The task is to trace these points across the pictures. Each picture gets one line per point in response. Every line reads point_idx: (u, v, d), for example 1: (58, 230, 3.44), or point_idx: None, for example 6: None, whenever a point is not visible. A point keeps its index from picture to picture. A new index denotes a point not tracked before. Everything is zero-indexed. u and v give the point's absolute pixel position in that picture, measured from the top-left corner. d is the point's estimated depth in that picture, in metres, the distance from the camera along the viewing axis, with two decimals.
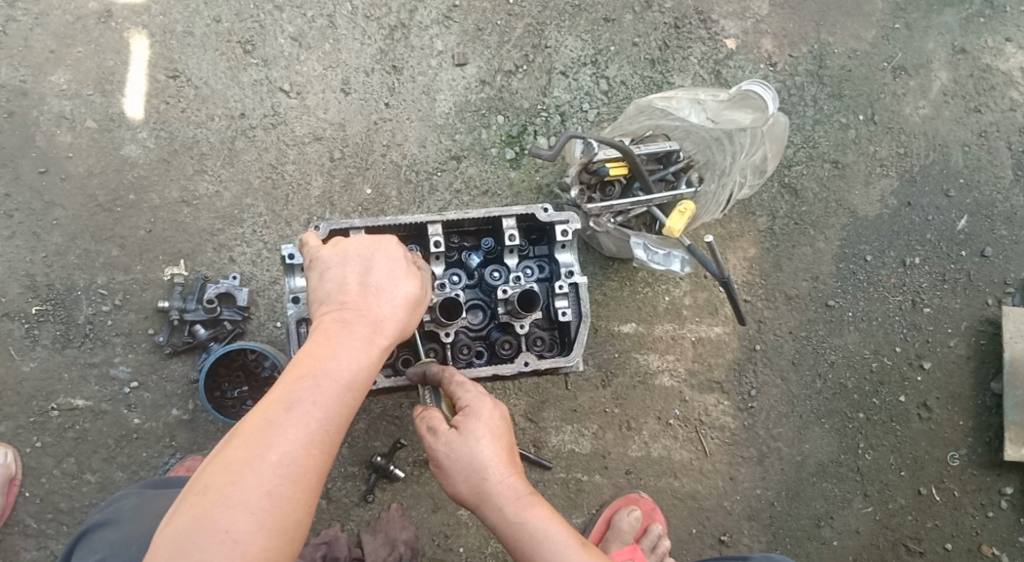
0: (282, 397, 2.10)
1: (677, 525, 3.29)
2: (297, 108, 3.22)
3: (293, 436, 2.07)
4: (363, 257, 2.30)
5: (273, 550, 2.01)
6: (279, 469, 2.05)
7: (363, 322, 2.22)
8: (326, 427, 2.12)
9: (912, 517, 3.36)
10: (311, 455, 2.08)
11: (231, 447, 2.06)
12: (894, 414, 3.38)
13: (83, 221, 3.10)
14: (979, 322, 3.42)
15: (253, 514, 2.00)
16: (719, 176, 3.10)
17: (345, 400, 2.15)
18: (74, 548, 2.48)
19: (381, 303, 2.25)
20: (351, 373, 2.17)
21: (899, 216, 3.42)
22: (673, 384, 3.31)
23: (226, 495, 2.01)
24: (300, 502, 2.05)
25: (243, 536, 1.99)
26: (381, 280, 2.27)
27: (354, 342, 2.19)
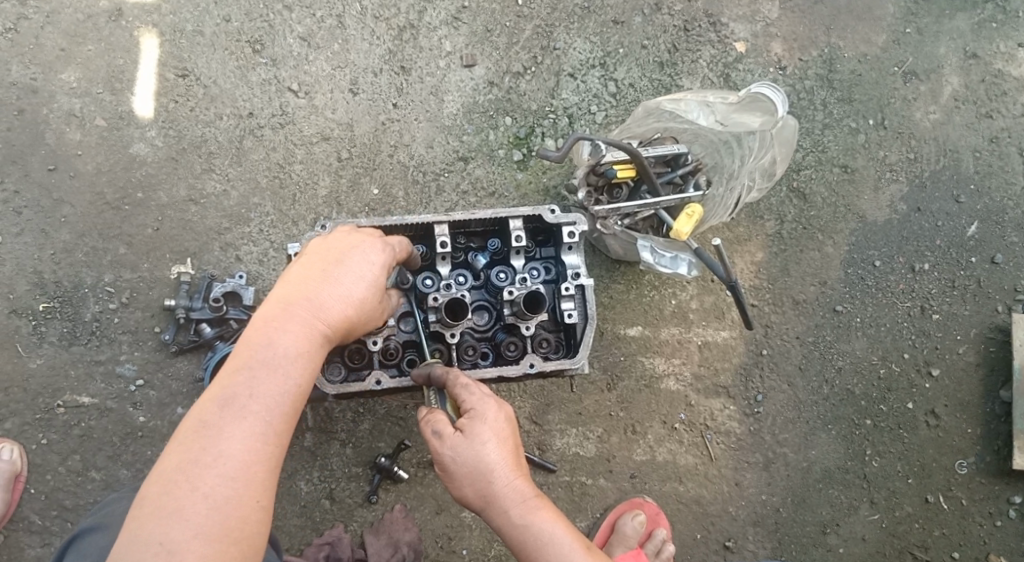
0: (214, 397, 2.12)
1: (682, 530, 3.27)
2: (305, 107, 3.22)
3: (228, 434, 2.09)
4: (328, 250, 2.32)
5: (216, 551, 2.01)
6: (216, 468, 2.06)
7: (304, 313, 2.23)
8: (266, 421, 2.13)
9: (919, 525, 3.33)
10: (251, 450, 2.09)
11: (168, 453, 2.08)
12: (901, 421, 3.36)
13: (91, 219, 3.11)
14: (988, 329, 3.39)
15: (191, 516, 2.01)
16: (727, 179, 3.10)
17: (284, 392, 2.16)
18: (64, 552, 2.46)
19: (325, 292, 2.26)
20: (287, 367, 2.17)
21: (909, 221, 3.40)
22: (679, 388, 3.29)
23: (163, 500, 2.03)
24: (243, 499, 2.06)
25: (183, 538, 1.99)
26: (325, 271, 2.28)
27: (292, 333, 2.20)
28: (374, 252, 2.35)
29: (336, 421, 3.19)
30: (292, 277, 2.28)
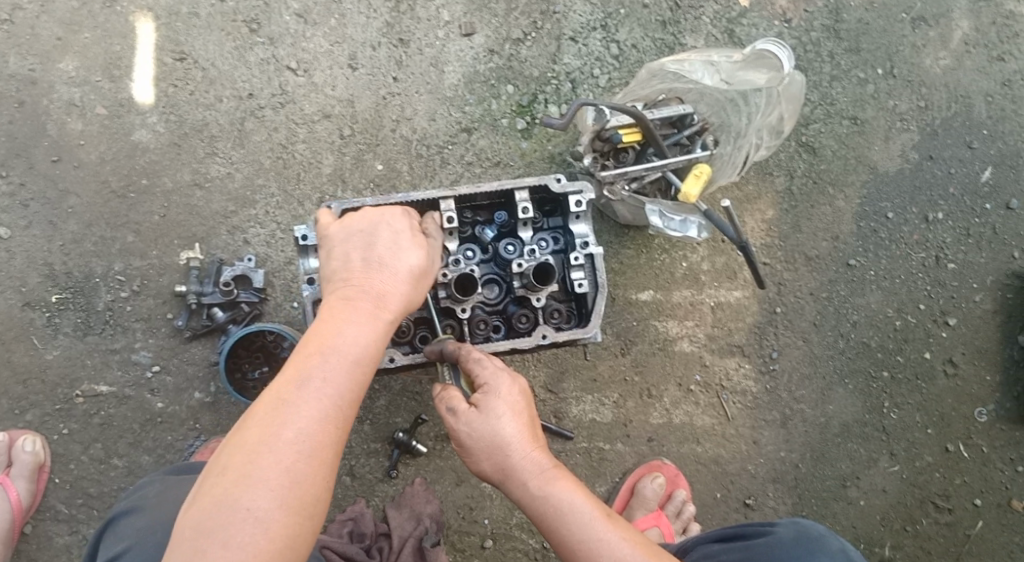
0: (295, 373, 2.13)
1: (701, 490, 3.28)
2: (305, 85, 3.19)
3: (308, 410, 2.10)
4: (373, 230, 2.33)
5: (295, 524, 2.03)
6: (296, 443, 2.07)
7: (372, 297, 2.25)
8: (342, 400, 2.14)
9: (941, 474, 3.32)
10: (328, 428, 2.11)
11: (248, 425, 2.09)
12: (919, 371, 3.34)
13: (98, 208, 3.11)
14: (1005, 275, 3.36)
15: (274, 487, 2.03)
16: (734, 138, 3.04)
17: (357, 374, 2.18)
18: (99, 537, 2.49)
19: (391, 277, 2.28)
20: (364, 348, 2.20)
21: (922, 170, 3.35)
22: (693, 349, 3.28)
23: (247, 469, 2.03)
24: (319, 475, 2.08)
25: (266, 509, 2.01)
26: (382, 254, 2.30)
27: (363, 316, 2.22)
28: (411, 231, 2.35)
29: None
30: (359, 257, 2.29)
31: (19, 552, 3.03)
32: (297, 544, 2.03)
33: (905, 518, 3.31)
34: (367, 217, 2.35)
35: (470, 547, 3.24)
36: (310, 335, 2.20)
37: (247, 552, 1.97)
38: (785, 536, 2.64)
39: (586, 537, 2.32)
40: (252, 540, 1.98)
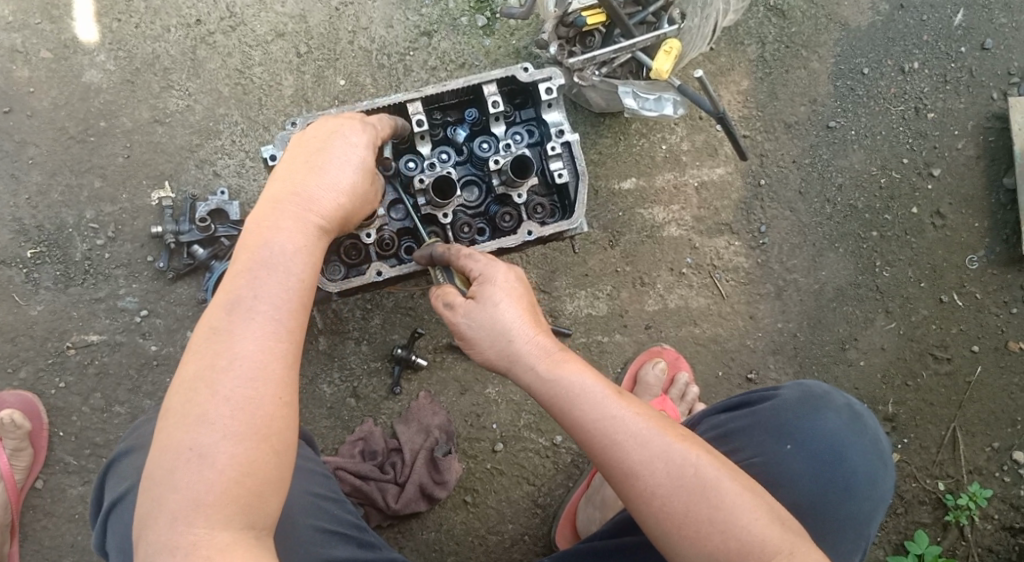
0: (221, 304, 2.07)
1: (703, 370, 3.28)
2: (253, 5, 3.08)
3: (237, 338, 2.04)
4: (313, 141, 2.27)
5: (246, 450, 1.98)
6: (232, 372, 2.01)
7: (295, 215, 2.18)
8: (274, 321, 2.07)
9: (937, 326, 3.33)
10: (264, 351, 2.04)
11: (187, 363, 2.05)
12: (908, 227, 3.32)
13: (59, 156, 3.02)
14: (986, 119, 3.32)
15: (217, 420, 1.98)
16: (701, 8, 2.97)
17: (287, 292, 2.11)
18: (104, 479, 2.48)
19: (310, 188, 2.21)
20: (289, 267, 2.13)
21: (893, 21, 3.28)
22: (681, 233, 3.25)
23: (188, 408, 2.00)
24: (263, 398, 2.01)
25: (212, 443, 1.97)
26: (315, 164, 2.24)
27: (288, 233, 2.15)
28: (359, 136, 2.30)
29: (346, 321, 3.18)
30: (282, 173, 2.23)
31: (34, 508, 3.04)
32: (254, 468, 1.98)
33: (905, 373, 3.34)
34: (309, 131, 2.30)
35: (482, 452, 3.25)
36: (234, 265, 2.13)
37: (200, 488, 1.95)
38: (791, 395, 2.71)
39: (601, 414, 2.30)
40: (203, 477, 1.96)
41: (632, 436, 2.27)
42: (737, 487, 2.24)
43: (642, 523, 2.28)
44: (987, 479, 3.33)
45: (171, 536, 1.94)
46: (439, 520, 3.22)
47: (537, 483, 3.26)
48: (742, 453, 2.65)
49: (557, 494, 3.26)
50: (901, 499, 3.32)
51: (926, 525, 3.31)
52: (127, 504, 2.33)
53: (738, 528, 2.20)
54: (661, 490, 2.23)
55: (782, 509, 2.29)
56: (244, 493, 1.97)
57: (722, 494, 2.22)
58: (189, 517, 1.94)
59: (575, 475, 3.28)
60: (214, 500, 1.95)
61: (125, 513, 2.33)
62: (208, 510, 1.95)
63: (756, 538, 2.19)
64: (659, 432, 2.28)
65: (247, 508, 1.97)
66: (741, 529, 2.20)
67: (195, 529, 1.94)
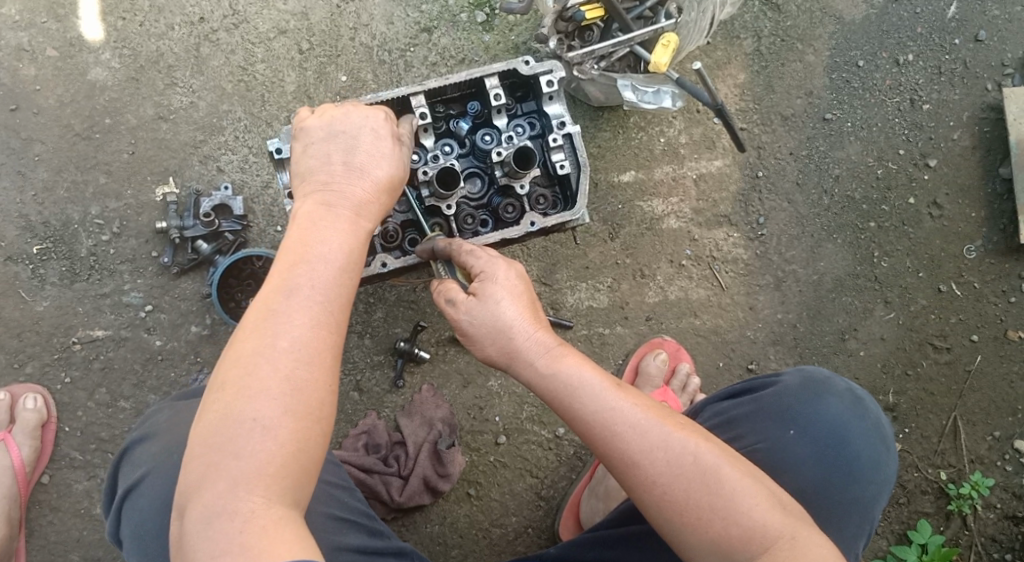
0: (280, 285, 2.08)
1: (704, 361, 3.30)
2: (255, 2, 3.12)
3: (297, 318, 2.06)
4: (336, 137, 2.27)
5: (305, 426, 2.01)
6: (292, 349, 2.03)
7: (345, 200, 2.22)
8: (330, 304, 2.10)
9: (936, 316, 3.35)
10: (322, 333, 2.07)
11: (242, 337, 2.05)
12: (905, 217, 3.35)
13: (65, 152, 3.06)
14: (981, 110, 3.36)
15: (277, 394, 2.00)
16: (698, 3, 2.99)
17: (343, 278, 2.14)
18: (118, 467, 2.49)
19: (359, 175, 2.25)
20: (343, 251, 2.16)
21: (887, 14, 3.33)
22: (680, 225, 3.28)
23: (247, 381, 2.00)
24: (320, 376, 2.04)
25: (273, 417, 1.98)
26: (344, 160, 2.25)
27: (339, 222, 2.18)
28: (383, 128, 2.30)
29: (349, 315, 3.20)
30: (315, 171, 2.25)
31: (40, 503, 3.05)
32: (309, 445, 2.01)
33: (905, 363, 3.35)
34: (320, 125, 2.29)
35: (485, 445, 3.26)
36: (289, 245, 2.15)
37: (260, 459, 1.96)
38: (793, 382, 2.70)
39: (599, 406, 2.29)
40: (264, 448, 1.97)
41: (631, 426, 2.26)
42: (737, 474, 2.22)
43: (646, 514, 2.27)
44: (988, 468, 3.34)
45: (228, 505, 1.94)
46: (443, 513, 3.23)
47: (540, 475, 3.28)
48: (745, 440, 2.64)
49: (560, 486, 3.28)
50: (904, 489, 3.32)
51: (928, 515, 3.32)
52: (145, 487, 2.34)
53: (743, 515, 2.17)
54: (661, 479, 2.22)
55: (785, 496, 2.26)
56: (298, 468, 1.99)
57: (722, 481, 2.20)
58: (248, 487, 1.95)
59: (578, 467, 3.29)
60: (273, 474, 1.96)
61: (143, 497, 2.33)
62: (266, 481, 1.96)
63: (757, 525, 2.17)
64: (658, 422, 2.27)
65: (298, 483, 2.00)
66: (743, 515, 2.17)
67: (252, 498, 1.94)
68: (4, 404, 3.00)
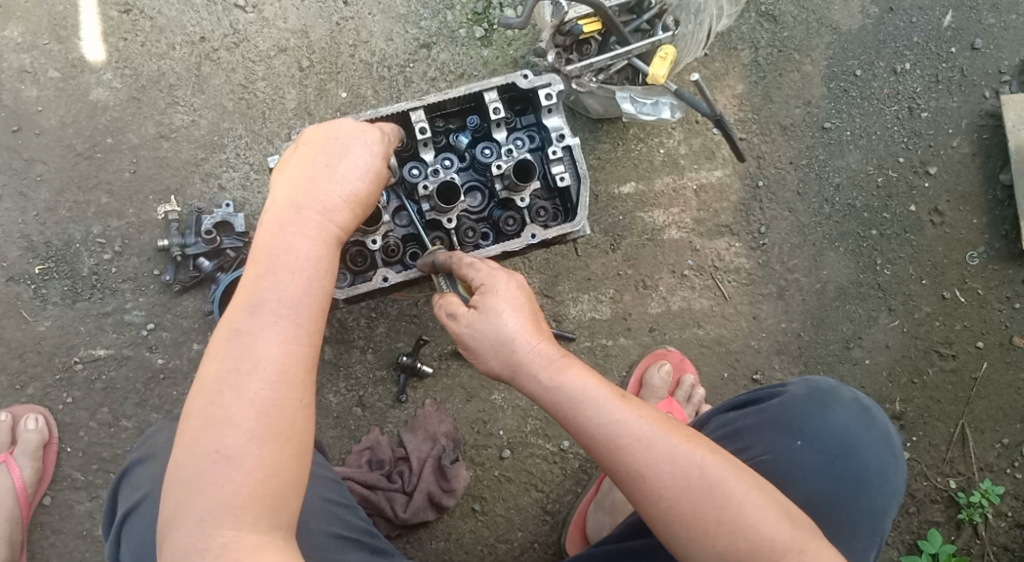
0: (241, 307, 2.06)
1: (709, 372, 3.28)
2: (256, 22, 3.15)
3: (260, 340, 2.03)
4: (327, 140, 2.23)
5: (272, 450, 1.99)
6: (256, 373, 2.01)
7: (311, 215, 2.16)
8: (293, 323, 2.07)
9: (941, 323, 3.34)
10: (285, 354, 2.04)
11: (207, 364, 2.04)
12: (907, 225, 3.34)
13: (67, 172, 3.07)
14: (979, 117, 3.37)
15: (242, 422, 1.99)
16: (694, 15, 3.01)
17: (308, 294, 2.10)
18: (118, 488, 2.47)
19: (325, 189, 2.19)
20: (308, 268, 2.12)
21: (884, 23, 3.35)
22: (682, 235, 3.28)
23: (210, 410, 2.00)
24: (286, 398, 2.02)
25: (237, 445, 1.98)
26: (326, 164, 2.21)
27: (302, 235, 2.14)
28: (372, 139, 2.26)
29: (351, 330, 3.19)
30: (294, 170, 2.20)
31: (42, 525, 3.03)
32: (279, 468, 2.00)
33: (911, 371, 3.33)
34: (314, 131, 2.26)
35: (489, 459, 3.24)
36: (252, 266, 2.12)
37: (228, 490, 1.96)
38: (798, 391, 2.68)
39: (603, 419, 2.24)
40: (231, 478, 1.96)
41: (636, 439, 2.21)
42: (745, 487, 2.18)
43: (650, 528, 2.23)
44: (998, 475, 3.31)
45: (200, 539, 1.95)
46: (449, 529, 3.20)
47: (545, 489, 3.25)
48: (753, 451, 2.61)
49: (566, 500, 3.25)
50: (913, 498, 3.29)
51: (939, 524, 3.28)
52: (141, 511, 2.32)
53: (745, 530, 2.13)
54: (668, 492, 2.17)
55: (793, 508, 2.22)
56: (269, 494, 1.98)
57: (730, 495, 2.16)
58: (218, 518, 1.95)
59: (583, 481, 3.26)
60: (242, 502, 1.96)
61: (141, 520, 2.31)
62: (236, 511, 1.95)
63: (765, 538, 2.13)
64: (664, 433, 2.22)
65: (272, 509, 1.98)
66: (751, 529, 2.13)
67: (224, 531, 1.95)
68: (6, 426, 2.99)
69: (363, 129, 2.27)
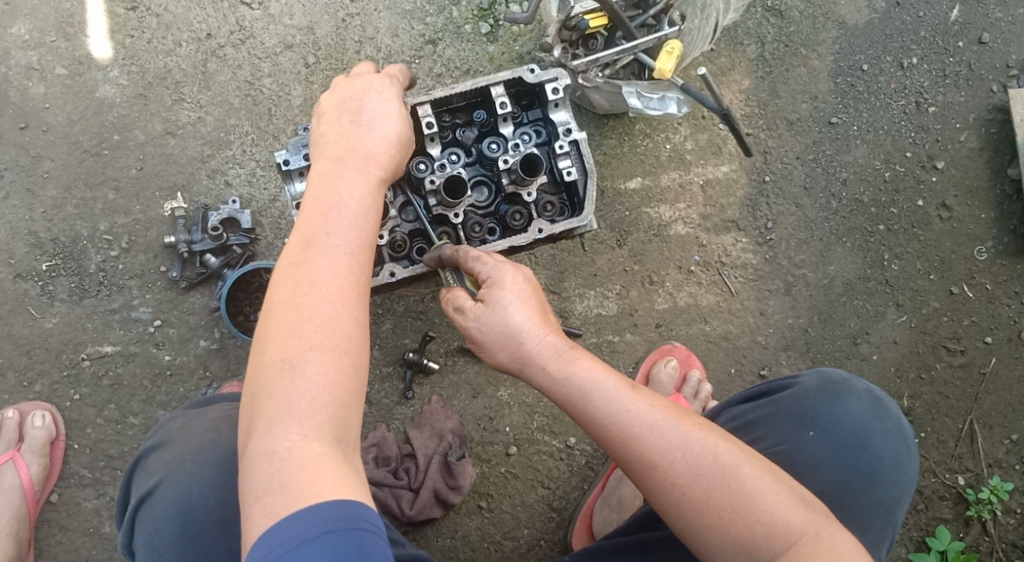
0: (297, 241, 2.08)
1: (716, 368, 3.27)
2: (262, 18, 3.15)
3: (318, 265, 2.04)
4: (345, 100, 2.25)
5: (332, 366, 1.98)
6: (314, 297, 2.01)
7: (359, 156, 2.19)
8: (349, 252, 2.08)
9: (949, 318, 3.32)
10: (340, 279, 2.04)
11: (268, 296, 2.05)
12: (914, 220, 3.33)
13: (74, 169, 3.08)
14: (987, 112, 3.35)
15: (303, 339, 1.98)
16: (700, 10, 2.99)
17: (360, 225, 2.12)
18: (131, 478, 2.47)
19: (367, 131, 2.21)
20: (359, 202, 2.14)
21: (890, 18, 3.34)
22: (688, 231, 3.27)
23: (273, 333, 2.00)
24: (344, 319, 2.01)
25: (298, 361, 1.96)
26: (356, 119, 2.22)
27: (349, 177, 2.15)
28: (385, 87, 2.27)
29: None
30: (326, 133, 2.22)
31: (48, 523, 3.03)
32: (340, 382, 1.98)
33: (919, 366, 3.32)
34: (342, 90, 2.27)
35: (496, 456, 3.23)
36: (306, 205, 2.14)
37: (293, 402, 1.94)
38: (811, 383, 2.67)
39: (614, 409, 2.24)
40: (298, 389, 1.95)
41: (647, 428, 2.21)
42: (757, 473, 2.16)
43: (665, 518, 2.23)
44: (1007, 471, 3.30)
45: (268, 444, 1.93)
46: (455, 526, 3.20)
47: (552, 486, 3.24)
48: (765, 442, 2.61)
49: (573, 497, 3.24)
50: (922, 494, 3.27)
51: (947, 520, 3.27)
52: (157, 496, 2.32)
53: (763, 509, 2.12)
54: (680, 480, 2.17)
55: (806, 493, 2.20)
56: (334, 406, 1.96)
57: (743, 481, 2.15)
58: (283, 430, 1.93)
59: (590, 477, 3.26)
60: (307, 412, 1.94)
61: (156, 504, 2.31)
62: (303, 419, 1.94)
63: (781, 521, 2.11)
64: (674, 422, 2.22)
65: (338, 422, 1.97)
66: (767, 510, 2.12)
67: (291, 436, 1.92)
68: (13, 422, 2.99)
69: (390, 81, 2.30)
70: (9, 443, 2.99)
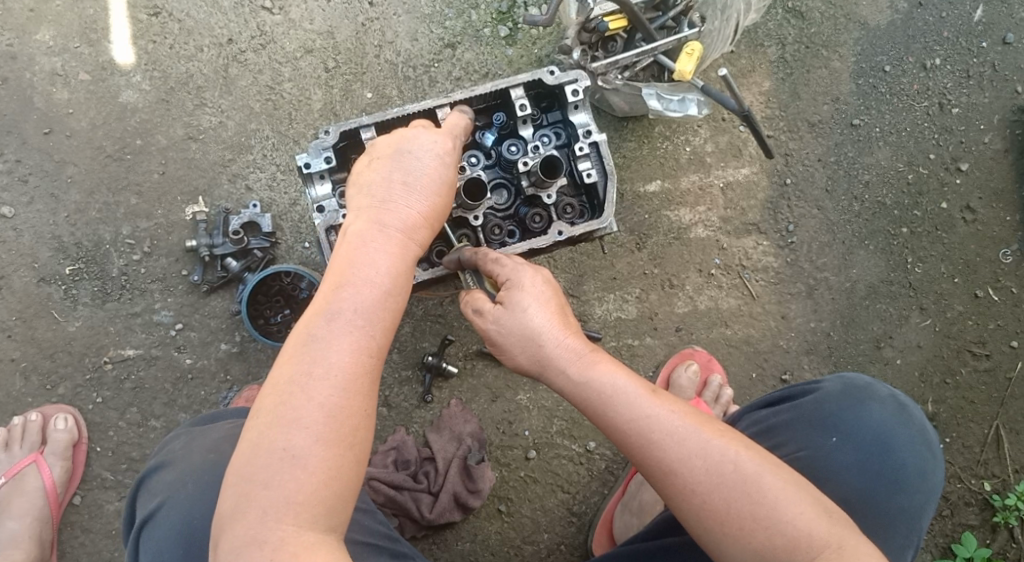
0: (318, 311, 2.06)
1: (737, 372, 3.25)
2: (282, 23, 3.17)
3: (335, 343, 2.03)
4: (403, 151, 2.22)
5: (337, 457, 1.99)
6: (327, 379, 2.01)
7: (392, 226, 2.15)
8: (370, 331, 2.07)
9: (973, 322, 3.29)
10: (356, 362, 2.04)
11: (280, 366, 2.04)
12: (938, 222, 3.29)
13: (97, 174, 3.11)
14: (1011, 113, 3.32)
15: (309, 424, 1.98)
16: (721, 11, 2.98)
17: (383, 303, 2.10)
18: (135, 496, 2.48)
19: (408, 201, 2.18)
20: (385, 276, 2.11)
21: (913, 18, 3.31)
22: (708, 234, 3.25)
23: (279, 410, 1.99)
24: (354, 405, 2.02)
25: (303, 446, 1.97)
26: (408, 174, 2.20)
27: (381, 249, 2.13)
28: (449, 148, 2.25)
29: None
30: (370, 186, 2.19)
31: (71, 525, 3.05)
32: (341, 472, 1.99)
33: (944, 371, 3.28)
34: (395, 145, 2.23)
35: (515, 460, 3.22)
36: (332, 271, 2.12)
37: (290, 489, 1.95)
38: (834, 388, 2.64)
39: (633, 414, 2.22)
40: (297, 478, 1.95)
41: (667, 435, 2.19)
42: (779, 481, 2.14)
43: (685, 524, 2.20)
44: None
45: (257, 528, 1.94)
46: (474, 531, 3.18)
47: (571, 491, 3.23)
48: (786, 448, 2.58)
49: (593, 502, 3.23)
50: (947, 501, 3.23)
51: (973, 527, 3.22)
52: (161, 518, 2.34)
53: (783, 523, 2.10)
54: (700, 487, 2.15)
55: (830, 502, 2.18)
56: (329, 496, 1.98)
57: (764, 490, 2.13)
58: (278, 515, 1.94)
59: (610, 482, 3.24)
60: (303, 501, 1.95)
61: (160, 527, 2.33)
62: (296, 510, 1.95)
63: (801, 533, 2.09)
64: (695, 429, 2.20)
65: (332, 512, 1.98)
66: (787, 525, 2.10)
67: (283, 527, 1.94)
68: (37, 425, 3.02)
69: (443, 143, 2.25)
70: (32, 445, 3.01)
